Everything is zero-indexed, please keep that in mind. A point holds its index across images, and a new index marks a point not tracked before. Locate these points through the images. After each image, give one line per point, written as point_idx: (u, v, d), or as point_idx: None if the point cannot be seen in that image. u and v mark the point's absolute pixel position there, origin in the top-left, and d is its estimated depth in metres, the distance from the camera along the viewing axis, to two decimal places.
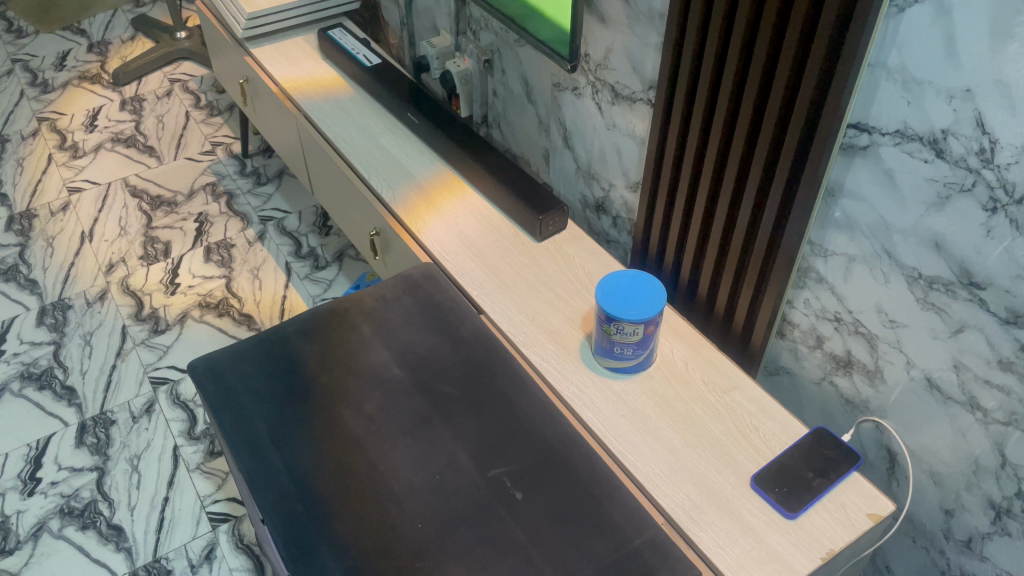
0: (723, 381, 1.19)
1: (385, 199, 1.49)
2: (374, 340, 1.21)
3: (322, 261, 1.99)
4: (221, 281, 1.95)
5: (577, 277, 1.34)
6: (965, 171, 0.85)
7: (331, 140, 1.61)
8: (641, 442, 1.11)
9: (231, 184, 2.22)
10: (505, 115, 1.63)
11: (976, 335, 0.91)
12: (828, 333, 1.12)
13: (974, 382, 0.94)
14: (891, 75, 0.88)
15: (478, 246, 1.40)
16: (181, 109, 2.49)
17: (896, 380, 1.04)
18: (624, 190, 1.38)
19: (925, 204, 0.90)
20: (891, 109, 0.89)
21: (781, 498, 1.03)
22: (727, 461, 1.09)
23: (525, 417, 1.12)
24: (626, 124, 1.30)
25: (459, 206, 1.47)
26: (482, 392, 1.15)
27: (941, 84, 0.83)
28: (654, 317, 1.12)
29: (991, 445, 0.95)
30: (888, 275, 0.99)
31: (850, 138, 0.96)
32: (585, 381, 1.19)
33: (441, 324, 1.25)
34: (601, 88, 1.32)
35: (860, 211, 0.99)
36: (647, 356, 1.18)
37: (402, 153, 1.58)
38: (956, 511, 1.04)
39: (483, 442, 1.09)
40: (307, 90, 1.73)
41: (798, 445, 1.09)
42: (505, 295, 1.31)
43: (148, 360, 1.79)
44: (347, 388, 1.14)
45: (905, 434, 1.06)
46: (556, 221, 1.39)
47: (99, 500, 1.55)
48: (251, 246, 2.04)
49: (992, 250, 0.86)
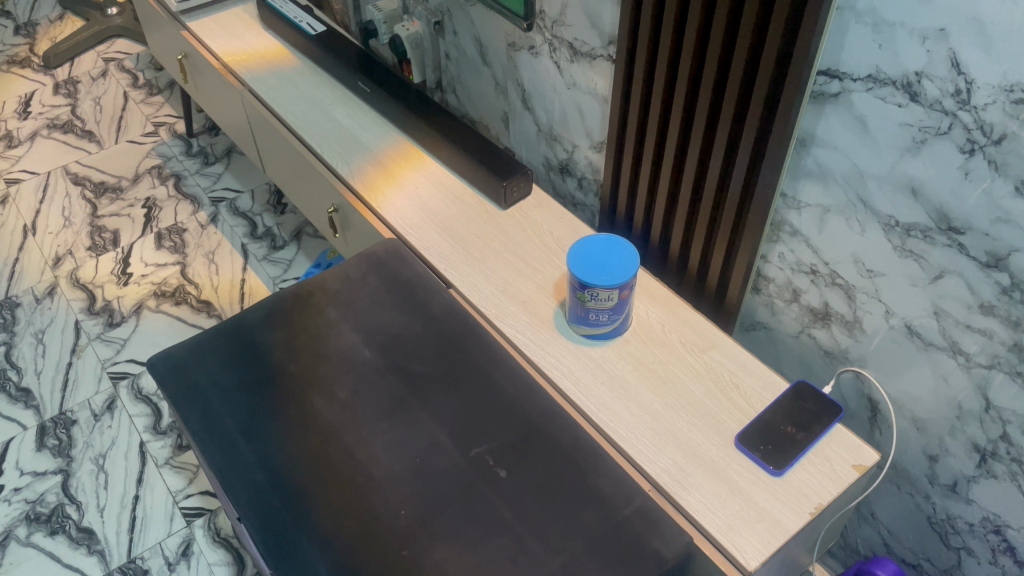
0: (699, 341, 1.17)
1: (342, 174, 1.43)
2: (340, 323, 1.16)
3: (279, 241, 1.93)
4: (176, 268, 1.88)
5: (546, 243, 1.31)
6: (941, 114, 0.83)
7: (280, 116, 1.55)
8: (622, 408, 1.10)
9: (178, 166, 2.13)
10: (459, 79, 1.58)
11: (956, 280, 0.90)
12: (804, 286, 1.09)
13: (955, 328, 0.93)
14: (861, 18, 0.85)
15: (442, 217, 1.35)
16: (118, 90, 2.38)
17: (875, 329, 1.02)
18: (588, 151, 1.35)
19: (900, 149, 0.88)
20: (862, 52, 0.87)
21: (766, 456, 1.04)
22: (710, 423, 1.08)
23: (503, 391, 1.08)
24: (586, 83, 1.26)
25: (419, 177, 1.42)
26: (457, 369, 1.11)
27: (913, 25, 0.81)
28: (628, 282, 1.10)
29: (973, 389, 0.94)
30: (864, 223, 0.97)
31: (820, 86, 0.93)
32: (561, 350, 1.17)
33: (409, 300, 1.19)
34: (558, 46, 1.27)
35: (833, 159, 0.96)
36: (622, 321, 1.16)
37: (355, 124, 1.52)
38: (940, 457, 1.03)
39: (462, 419, 1.05)
40: (249, 64, 1.65)
41: (780, 400, 1.09)
42: (473, 267, 1.27)
43: (106, 355, 1.72)
44: (315, 373, 1.09)
45: (885, 382, 1.05)
46: (521, 187, 1.36)
47: (66, 503, 1.50)
48: (205, 229, 1.96)
49: (970, 193, 0.84)
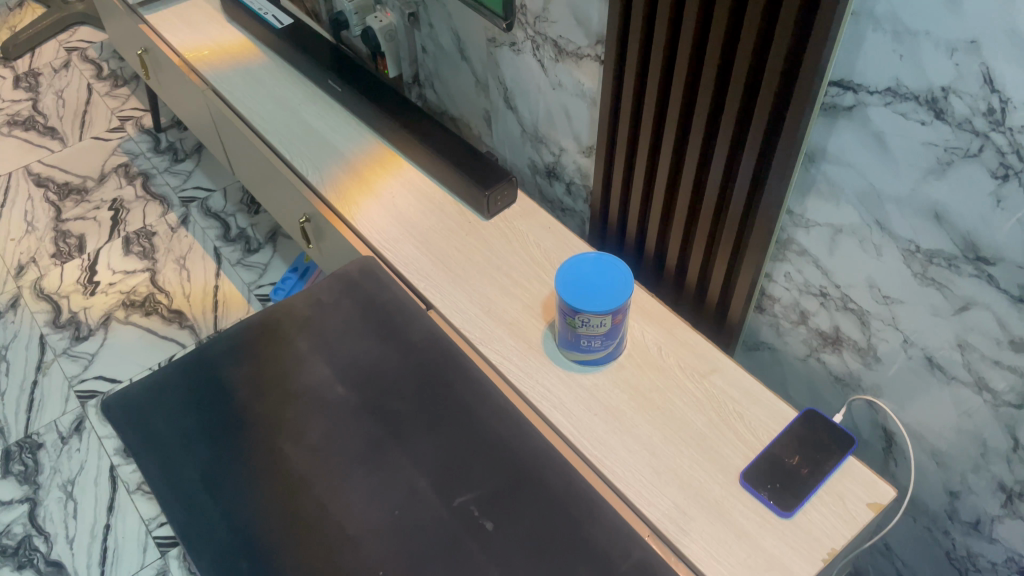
0: (699, 365, 1.09)
1: (312, 182, 1.33)
2: (311, 355, 1.07)
3: (254, 243, 1.83)
4: (146, 275, 1.79)
5: (533, 256, 1.21)
6: (970, 134, 0.74)
7: (245, 117, 1.44)
8: (618, 443, 1.02)
9: (145, 163, 2.02)
10: (436, 73, 1.47)
11: (984, 313, 0.81)
12: (812, 308, 1.01)
13: (982, 363, 0.84)
14: (880, 25, 0.75)
15: (421, 230, 1.25)
16: (81, 82, 2.26)
17: (891, 358, 0.94)
18: (577, 155, 1.25)
19: (923, 170, 0.79)
20: (880, 63, 0.77)
21: (774, 495, 0.96)
22: (713, 458, 1.00)
23: (489, 430, 1.00)
24: (573, 83, 1.16)
25: (395, 184, 1.32)
26: (438, 405, 1.02)
27: (941, 35, 0.71)
28: (621, 307, 1.01)
29: (1000, 427, 0.86)
30: (880, 247, 0.88)
31: (832, 97, 0.84)
32: (551, 378, 1.08)
33: (385, 327, 1.11)
34: (542, 43, 1.17)
35: (845, 177, 0.87)
36: (616, 345, 1.07)
37: (326, 125, 1.42)
38: (962, 493, 0.95)
39: (445, 464, 0.96)
40: (212, 60, 1.54)
41: (788, 431, 1.01)
42: (455, 285, 1.18)
43: (73, 372, 1.63)
44: (285, 414, 1.01)
45: (901, 413, 0.97)
46: (505, 195, 1.26)
47: (34, 535, 1.42)
48: (175, 232, 1.86)
49: (1002, 222, 0.75)
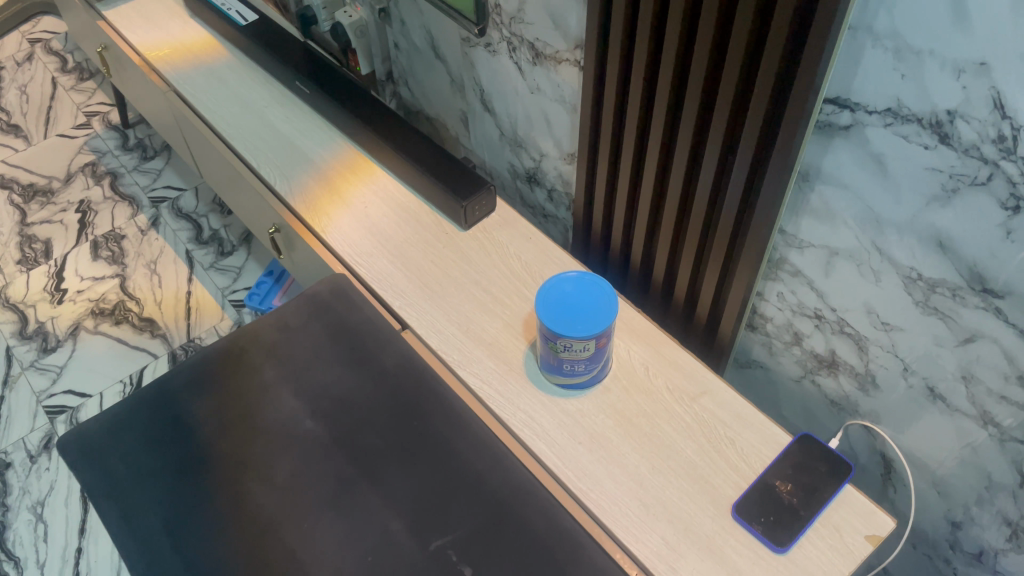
0: (688, 387, 1.04)
1: (280, 192, 1.26)
2: (278, 386, 1.02)
3: (227, 246, 1.77)
4: (115, 281, 1.72)
5: (513, 269, 1.15)
6: (978, 162, 0.68)
7: (209, 122, 1.37)
8: (604, 473, 0.96)
9: (113, 162, 1.95)
10: (411, 71, 1.40)
11: (991, 346, 0.76)
12: (807, 330, 0.96)
13: (987, 397, 0.79)
14: (879, 41, 0.69)
15: (395, 242, 1.19)
16: (45, 76, 2.17)
17: (891, 386, 0.89)
18: (558, 161, 1.19)
19: (926, 196, 0.73)
20: (879, 82, 0.71)
21: (768, 529, 0.90)
22: (704, 489, 0.94)
23: (468, 466, 0.95)
24: (552, 87, 1.10)
25: (368, 192, 1.26)
26: (414, 440, 0.97)
27: (946, 55, 0.65)
28: (605, 331, 0.95)
29: (1007, 462, 0.81)
30: (879, 272, 0.82)
31: (827, 115, 0.78)
32: (533, 403, 1.02)
33: (357, 354, 1.05)
34: (518, 45, 1.10)
35: (842, 199, 0.81)
36: (600, 368, 1.02)
37: (295, 129, 1.35)
38: (965, 524, 0.91)
39: (421, 504, 0.91)
40: (174, 59, 1.46)
41: (781, 459, 0.96)
42: (431, 302, 1.12)
43: (41, 387, 1.56)
44: (252, 452, 0.95)
45: (900, 441, 0.93)
46: (483, 205, 1.20)
47: (2, 561, 1.36)
48: (145, 235, 1.79)
49: (1011, 255, 0.70)
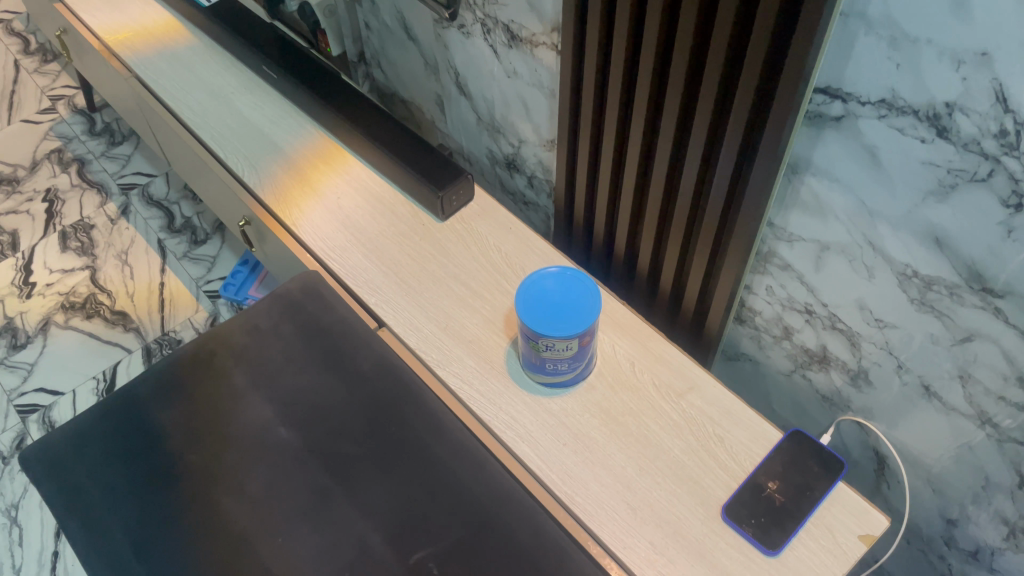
0: (675, 382, 1.00)
1: (249, 183, 1.21)
2: (250, 392, 0.98)
3: (200, 234, 1.72)
4: (85, 273, 1.67)
5: (492, 261, 1.11)
6: (978, 157, 0.64)
7: (173, 110, 1.31)
8: (589, 476, 0.92)
9: (80, 147, 1.89)
10: (383, 53, 1.35)
11: (989, 346, 0.73)
12: (797, 325, 0.92)
13: (985, 397, 0.76)
14: (873, 29, 0.64)
15: (370, 235, 1.15)
16: (8, 58, 2.10)
17: (884, 383, 0.86)
18: (537, 147, 1.14)
19: (922, 191, 0.69)
20: (873, 71, 0.67)
21: (759, 531, 0.87)
22: (693, 490, 0.91)
23: (447, 472, 0.92)
24: (529, 71, 1.05)
25: (340, 182, 1.21)
26: (391, 446, 0.94)
27: (945, 44, 0.60)
28: (588, 329, 0.92)
29: (1006, 463, 0.78)
30: (872, 268, 0.79)
31: (817, 106, 0.73)
32: (515, 402, 0.98)
33: (331, 356, 1.02)
34: (492, 27, 1.05)
35: (833, 193, 0.78)
36: (584, 366, 0.98)
37: (263, 116, 1.29)
38: (960, 522, 0.88)
39: (400, 514, 0.88)
40: (135, 43, 1.40)
41: (772, 457, 0.92)
42: (407, 297, 1.08)
43: (11, 385, 1.51)
44: (222, 463, 0.92)
45: (894, 438, 0.90)
46: (461, 195, 1.15)
47: None
48: (115, 224, 1.74)
49: (1012, 253, 0.66)
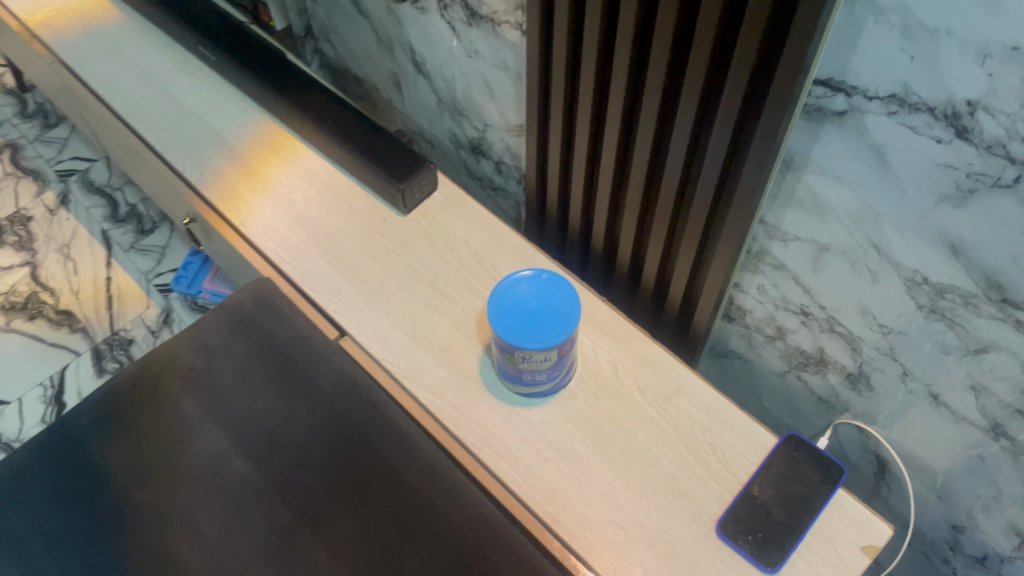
0: (662, 386, 0.94)
1: (190, 179, 1.11)
2: (200, 420, 0.90)
3: (147, 222, 1.62)
4: (26, 270, 1.56)
5: (461, 258, 1.03)
6: (1003, 161, 0.56)
7: (102, 97, 1.20)
8: (575, 494, 0.85)
9: (12, 132, 1.76)
10: (332, 27, 1.24)
11: (1007, 358, 0.66)
12: (792, 325, 0.86)
13: (1000, 409, 0.70)
14: (883, 17, 0.56)
15: (326, 233, 1.06)
16: None
17: (887, 388, 0.80)
18: (504, 131, 1.05)
19: (936, 194, 0.62)
20: (882, 64, 0.59)
21: (755, 547, 0.81)
22: (685, 504, 0.85)
23: (420, 501, 0.85)
24: (491, 51, 0.95)
25: (291, 174, 1.11)
26: (357, 475, 0.87)
27: (969, 36, 0.52)
28: (568, 338, 0.84)
29: (1020, 476, 0.73)
30: (876, 272, 0.72)
31: (817, 98, 0.65)
32: (490, 415, 0.91)
33: (287, 376, 0.94)
34: (449, 3, 0.95)
35: (833, 192, 0.70)
36: (564, 374, 0.91)
37: (202, 102, 1.19)
38: (967, 529, 0.84)
39: (369, 551, 0.81)
40: (58, 23, 1.28)
41: (767, 466, 0.86)
42: (369, 302, 0.99)
43: None
44: (173, 501, 0.84)
45: (897, 443, 0.84)
46: (423, 186, 1.06)
47: None
48: (54, 215, 1.63)
49: None
